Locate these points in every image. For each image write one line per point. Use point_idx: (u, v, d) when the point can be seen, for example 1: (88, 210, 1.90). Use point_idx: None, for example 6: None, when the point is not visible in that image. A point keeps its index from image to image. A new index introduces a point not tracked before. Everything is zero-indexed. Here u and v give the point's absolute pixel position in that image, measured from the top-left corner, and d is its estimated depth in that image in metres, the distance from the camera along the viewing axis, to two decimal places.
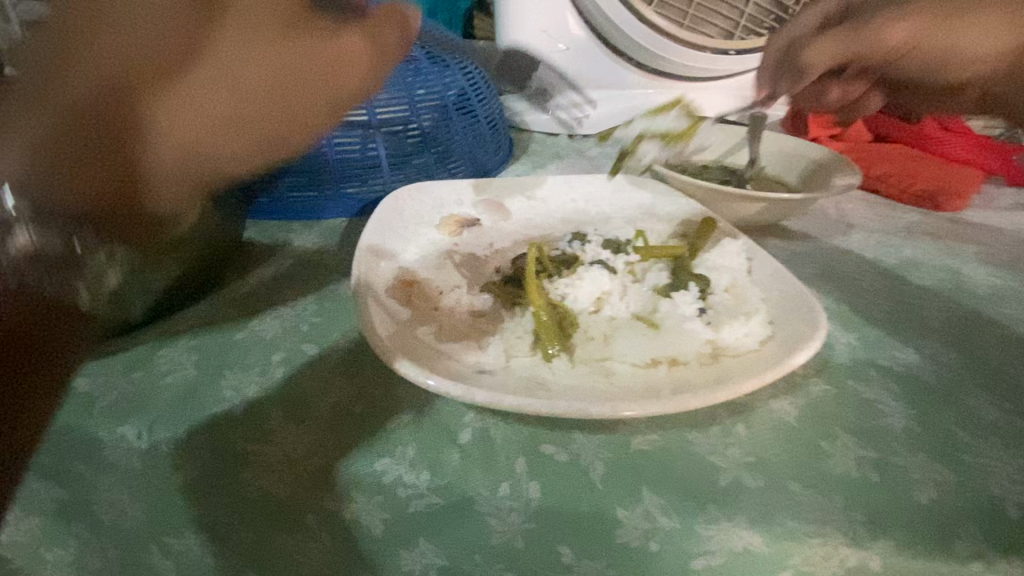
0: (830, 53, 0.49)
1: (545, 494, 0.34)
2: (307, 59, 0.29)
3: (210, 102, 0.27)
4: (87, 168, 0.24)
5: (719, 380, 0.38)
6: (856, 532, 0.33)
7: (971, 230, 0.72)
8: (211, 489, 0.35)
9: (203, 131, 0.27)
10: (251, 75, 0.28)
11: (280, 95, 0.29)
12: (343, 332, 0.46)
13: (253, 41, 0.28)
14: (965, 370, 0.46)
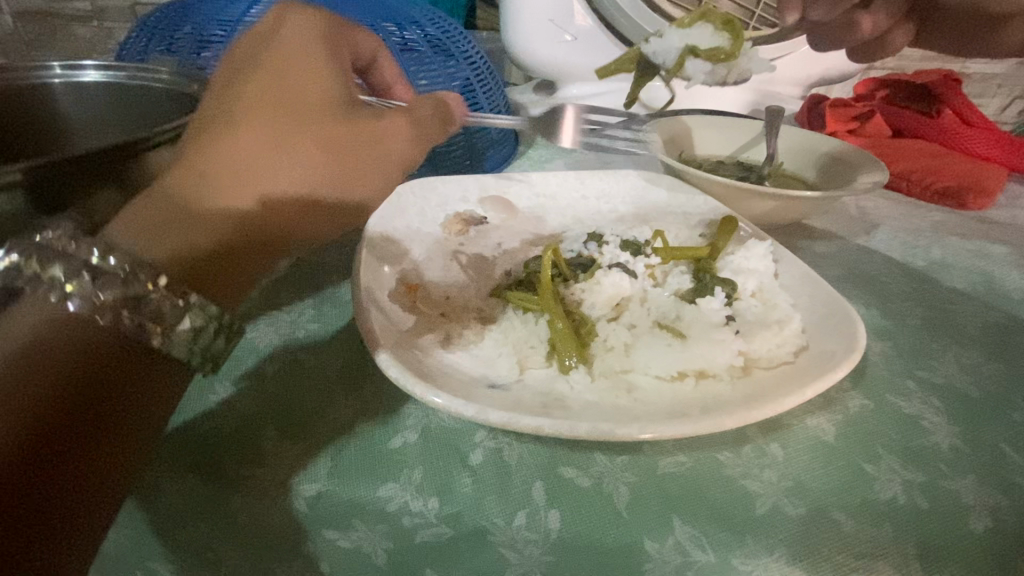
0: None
1: (566, 525, 0.31)
2: (363, 132, 0.36)
3: (273, 156, 0.34)
4: (234, 213, 0.33)
5: (752, 396, 0.35)
6: (909, 567, 0.30)
7: (999, 230, 0.69)
8: (198, 516, 0.32)
9: (292, 184, 0.35)
10: (319, 143, 0.35)
11: (336, 163, 0.36)
12: (343, 339, 0.42)
13: (313, 120, 0.35)
14: (1007, 382, 0.43)
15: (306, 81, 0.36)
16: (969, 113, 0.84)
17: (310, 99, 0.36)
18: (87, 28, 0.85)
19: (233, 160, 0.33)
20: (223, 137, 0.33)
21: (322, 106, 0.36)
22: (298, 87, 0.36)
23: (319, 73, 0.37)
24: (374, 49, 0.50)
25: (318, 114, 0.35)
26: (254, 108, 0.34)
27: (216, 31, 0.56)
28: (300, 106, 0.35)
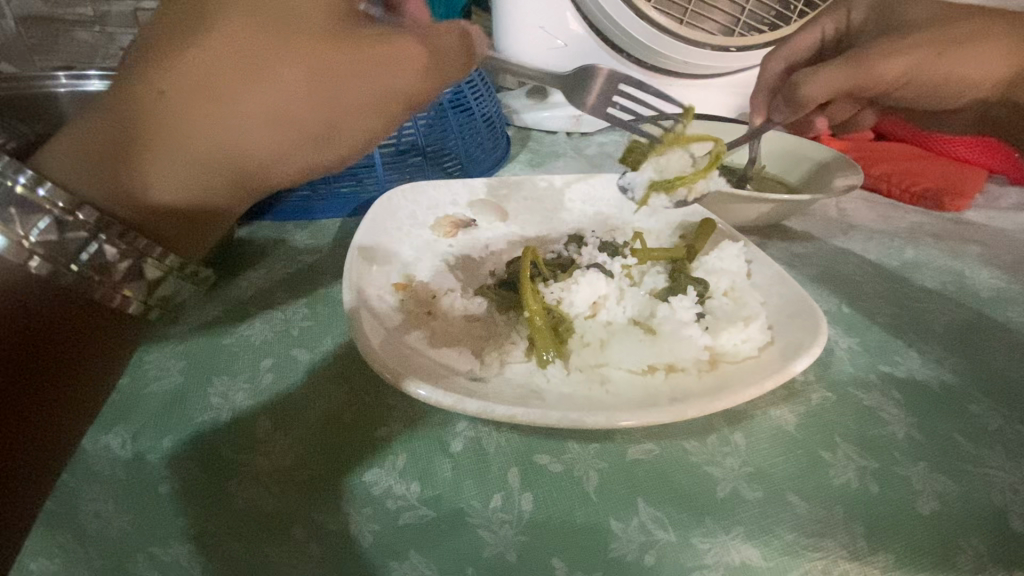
0: (833, 85, 0.51)
1: (537, 506, 0.33)
2: (345, 70, 0.32)
3: (241, 97, 0.31)
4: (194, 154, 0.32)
5: (716, 389, 0.37)
6: (857, 545, 0.32)
7: (974, 231, 0.71)
8: (196, 498, 0.34)
9: (263, 127, 0.32)
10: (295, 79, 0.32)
11: (314, 106, 0.33)
12: (334, 336, 0.45)
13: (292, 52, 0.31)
14: (968, 376, 0.46)
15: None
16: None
17: (289, 22, 0.31)
18: (90, 33, 0.87)
19: (190, 96, 0.31)
20: (174, 66, 0.31)
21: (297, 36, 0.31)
22: (277, 7, 0.31)
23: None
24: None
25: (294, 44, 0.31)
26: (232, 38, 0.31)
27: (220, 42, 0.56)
28: (271, 36, 0.31)
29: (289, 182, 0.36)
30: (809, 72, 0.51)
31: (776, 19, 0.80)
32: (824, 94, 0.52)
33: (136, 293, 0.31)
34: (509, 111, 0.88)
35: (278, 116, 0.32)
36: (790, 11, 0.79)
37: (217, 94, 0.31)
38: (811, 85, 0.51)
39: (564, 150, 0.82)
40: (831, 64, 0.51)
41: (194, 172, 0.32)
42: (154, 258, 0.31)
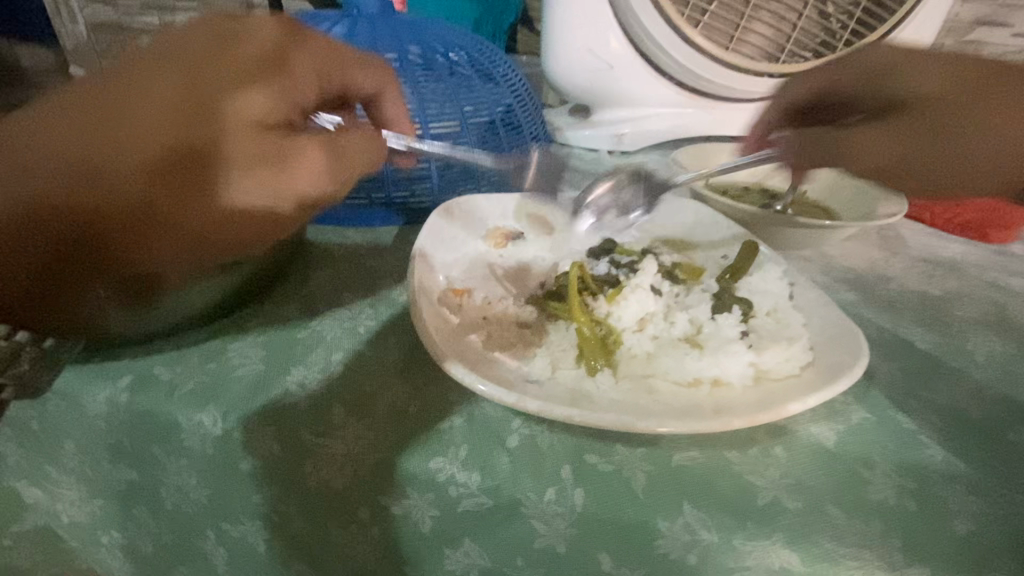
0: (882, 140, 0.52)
1: (589, 501, 0.36)
2: (273, 144, 0.37)
3: (124, 117, 0.35)
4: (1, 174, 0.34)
5: (762, 403, 0.39)
6: (893, 557, 0.34)
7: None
8: (288, 488, 0.40)
9: (62, 155, 0.34)
10: (200, 138, 0.35)
11: (159, 174, 0.34)
12: (397, 334, 0.48)
13: (178, 104, 0.36)
14: (1007, 406, 0.46)
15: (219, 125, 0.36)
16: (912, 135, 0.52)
17: (250, 157, 0.36)
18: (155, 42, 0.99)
19: (67, 129, 0.34)
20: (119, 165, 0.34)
21: (182, 93, 0.36)
22: (117, 100, 0.35)
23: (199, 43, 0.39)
24: (378, 88, 0.52)
25: (156, 93, 0.36)
26: (126, 136, 0.34)
27: None
28: (150, 92, 0.36)
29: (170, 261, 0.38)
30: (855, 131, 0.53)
31: (821, 47, 0.82)
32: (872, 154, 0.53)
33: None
34: (554, 129, 0.92)
35: (91, 144, 0.34)
36: (836, 39, 0.82)
37: (123, 120, 0.35)
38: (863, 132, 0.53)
39: (606, 169, 0.85)
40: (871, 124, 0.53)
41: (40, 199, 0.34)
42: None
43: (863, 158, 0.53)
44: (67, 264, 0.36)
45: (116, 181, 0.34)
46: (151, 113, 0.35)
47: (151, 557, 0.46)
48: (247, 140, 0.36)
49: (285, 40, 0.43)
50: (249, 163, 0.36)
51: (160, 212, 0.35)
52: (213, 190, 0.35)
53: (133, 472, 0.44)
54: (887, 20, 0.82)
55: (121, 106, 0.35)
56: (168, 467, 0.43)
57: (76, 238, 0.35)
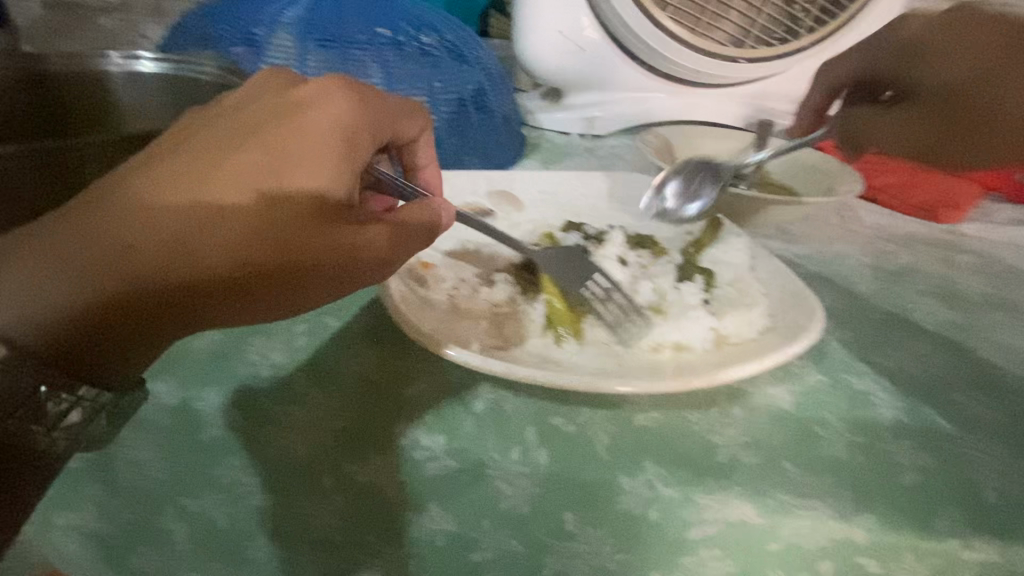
0: (898, 135, 0.62)
1: (552, 461, 0.37)
2: (330, 230, 0.37)
3: (210, 211, 0.35)
4: (65, 233, 0.33)
5: (720, 364, 0.41)
6: (842, 506, 0.36)
7: (980, 238, 0.71)
8: (244, 461, 0.39)
9: (131, 246, 0.33)
10: (260, 229, 0.35)
11: (243, 272, 0.35)
12: (363, 308, 0.48)
13: (242, 188, 0.36)
14: (953, 369, 0.48)
15: (287, 202, 0.36)
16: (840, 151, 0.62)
17: (332, 243, 0.37)
18: (112, 20, 0.98)
19: (131, 220, 0.33)
20: (199, 258, 0.34)
21: (263, 185, 0.36)
22: (201, 188, 0.35)
23: (265, 114, 0.39)
24: (419, 130, 0.48)
25: (226, 176, 0.36)
26: (208, 226, 0.34)
27: (287, 38, 0.68)
28: (231, 184, 0.36)
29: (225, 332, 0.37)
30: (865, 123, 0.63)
31: (785, 34, 0.86)
32: (885, 145, 0.63)
33: (36, 423, 0.32)
34: (525, 112, 0.91)
35: (166, 238, 0.33)
36: (799, 27, 0.86)
37: (207, 213, 0.35)
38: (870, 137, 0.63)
39: (577, 150, 0.86)
40: (898, 113, 0.61)
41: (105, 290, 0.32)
42: (50, 389, 0.32)
43: (885, 145, 0.63)
44: (108, 347, 0.34)
45: (196, 277, 0.34)
46: (241, 199, 0.35)
47: None
48: (325, 230, 0.37)
49: (345, 102, 0.41)
50: (324, 251, 0.37)
51: (206, 296, 0.35)
52: (263, 283, 0.36)
53: None
54: (846, 9, 0.86)
55: (199, 194, 0.35)
56: None
57: (151, 325, 0.34)
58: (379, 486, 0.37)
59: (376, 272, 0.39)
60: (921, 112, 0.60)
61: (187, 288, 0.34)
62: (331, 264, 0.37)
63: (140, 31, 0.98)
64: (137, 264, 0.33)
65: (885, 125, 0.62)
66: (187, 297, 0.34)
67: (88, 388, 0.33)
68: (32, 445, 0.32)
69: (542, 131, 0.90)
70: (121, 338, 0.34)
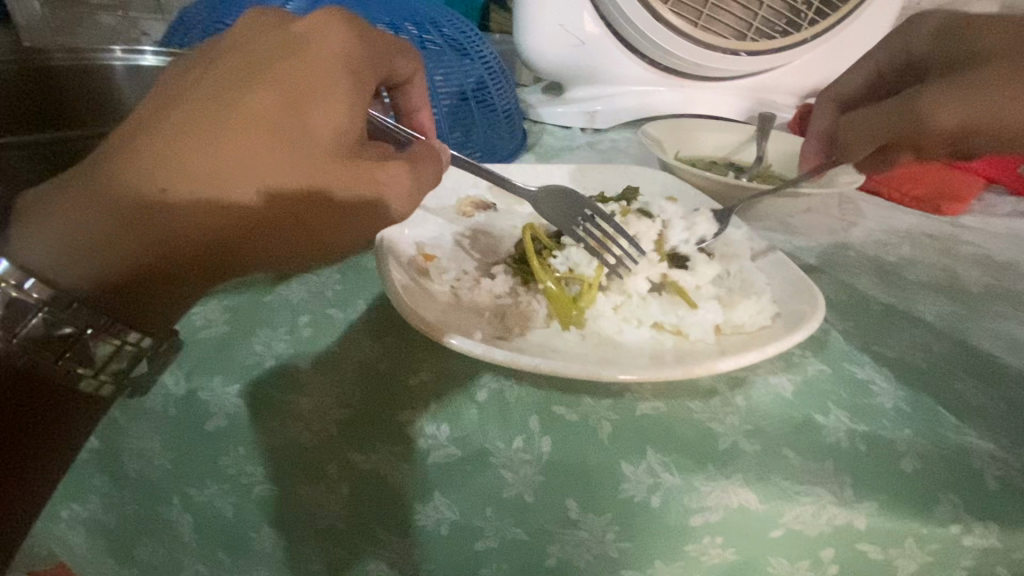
0: (866, 126, 0.53)
1: (556, 449, 0.37)
2: (354, 166, 0.36)
3: (235, 138, 0.33)
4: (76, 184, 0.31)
5: (724, 353, 0.42)
6: (844, 492, 0.36)
7: (982, 230, 0.71)
8: (256, 449, 0.40)
9: (152, 180, 0.31)
10: (286, 157, 0.34)
11: (276, 205, 0.34)
12: (367, 299, 0.48)
13: (269, 130, 0.33)
14: (954, 359, 0.48)
15: (314, 126, 0.35)
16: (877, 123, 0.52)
17: (348, 174, 0.36)
18: (113, 17, 0.98)
19: (143, 151, 0.32)
20: (230, 192, 0.32)
21: (280, 104, 0.34)
22: (217, 116, 0.33)
23: (269, 50, 0.36)
24: (413, 71, 0.46)
25: (245, 114, 0.33)
26: (235, 156, 0.32)
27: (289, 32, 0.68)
28: (251, 109, 0.33)
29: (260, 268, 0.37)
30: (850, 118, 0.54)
31: (787, 27, 0.85)
32: (863, 134, 0.53)
33: (84, 367, 0.31)
34: (526, 105, 0.91)
35: (190, 172, 0.32)
36: (801, 19, 0.85)
37: (230, 140, 0.32)
38: (850, 127, 0.54)
39: (578, 144, 0.86)
40: (870, 109, 0.52)
41: (134, 232, 0.31)
42: (97, 332, 0.31)
43: (922, 124, 0.49)
44: (134, 289, 0.33)
45: (229, 209, 0.33)
46: (265, 122, 0.33)
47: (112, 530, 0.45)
48: (346, 160, 0.36)
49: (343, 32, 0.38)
50: (345, 182, 0.35)
51: (248, 239, 0.34)
52: (293, 217, 0.35)
53: (93, 438, 0.43)
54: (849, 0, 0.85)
55: (220, 123, 0.32)
56: (131, 431, 0.42)
57: (183, 264, 0.33)
58: (387, 476, 0.38)
59: (392, 212, 0.38)
60: (995, 74, 0.46)
61: (219, 222, 0.33)
62: (351, 191, 0.36)
63: (143, 28, 0.99)
64: (168, 201, 0.31)
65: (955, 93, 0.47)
66: (221, 238, 0.33)
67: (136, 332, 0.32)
68: (74, 384, 0.32)
69: (543, 125, 0.90)
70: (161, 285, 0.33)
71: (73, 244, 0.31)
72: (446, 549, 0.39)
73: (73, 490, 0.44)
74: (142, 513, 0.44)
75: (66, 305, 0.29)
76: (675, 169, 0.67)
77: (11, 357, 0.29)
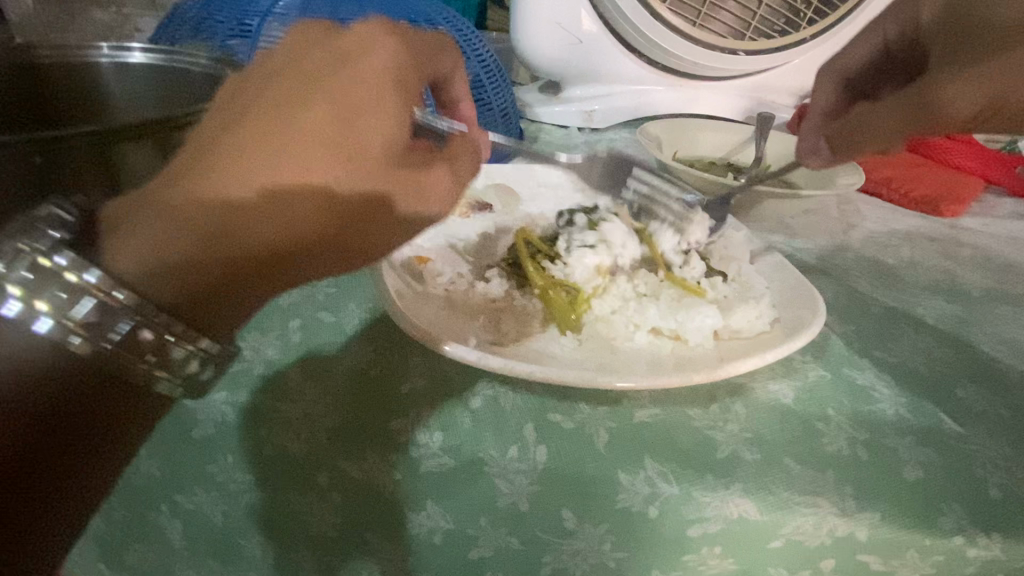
0: (886, 119, 0.47)
1: (551, 457, 0.36)
2: (402, 174, 0.33)
3: (294, 147, 0.30)
4: (182, 192, 0.28)
5: (723, 361, 0.41)
6: (846, 503, 0.35)
7: (982, 232, 0.70)
8: (243, 456, 0.39)
9: (243, 194, 0.29)
10: (334, 168, 0.31)
11: (326, 218, 0.31)
12: (359, 302, 0.47)
13: (334, 143, 0.31)
14: (955, 364, 0.47)
15: (362, 133, 0.32)
16: (891, 109, 0.47)
17: (388, 179, 0.33)
18: (105, 12, 0.96)
19: (250, 168, 0.29)
20: (307, 205, 0.30)
21: (333, 109, 0.31)
22: (264, 124, 0.30)
23: (318, 60, 0.34)
24: (453, 64, 0.46)
25: (296, 125, 0.31)
26: (284, 167, 0.30)
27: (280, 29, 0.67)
28: (317, 119, 0.31)
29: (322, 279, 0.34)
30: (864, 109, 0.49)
31: (786, 26, 0.84)
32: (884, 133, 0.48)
33: (160, 369, 0.30)
34: (523, 104, 0.90)
35: (275, 185, 0.29)
36: (800, 18, 0.84)
37: (287, 151, 0.30)
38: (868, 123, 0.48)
39: (575, 144, 0.85)
40: (889, 97, 0.47)
41: (222, 244, 0.29)
42: (177, 337, 0.29)
43: (950, 109, 0.45)
44: (189, 318, 0.30)
45: (292, 225, 0.30)
46: (330, 129, 0.31)
47: (98, 539, 0.44)
48: (387, 164, 0.33)
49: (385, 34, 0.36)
50: (388, 187, 0.33)
51: (294, 254, 0.31)
52: (367, 235, 0.33)
53: None
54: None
55: (331, 131, 0.31)
56: None
57: (244, 285, 0.31)
58: (378, 485, 0.37)
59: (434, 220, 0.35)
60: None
61: (274, 238, 0.30)
62: (400, 199, 0.33)
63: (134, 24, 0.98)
64: (268, 218, 0.29)
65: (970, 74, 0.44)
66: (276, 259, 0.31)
67: (206, 338, 0.31)
68: (149, 386, 0.30)
69: (539, 124, 0.89)
70: (221, 294, 0.30)
71: (144, 251, 0.28)
72: (439, 560, 0.38)
73: None
74: (129, 522, 0.42)
75: (151, 309, 0.28)
76: (672, 170, 0.66)
77: (101, 360, 0.28)
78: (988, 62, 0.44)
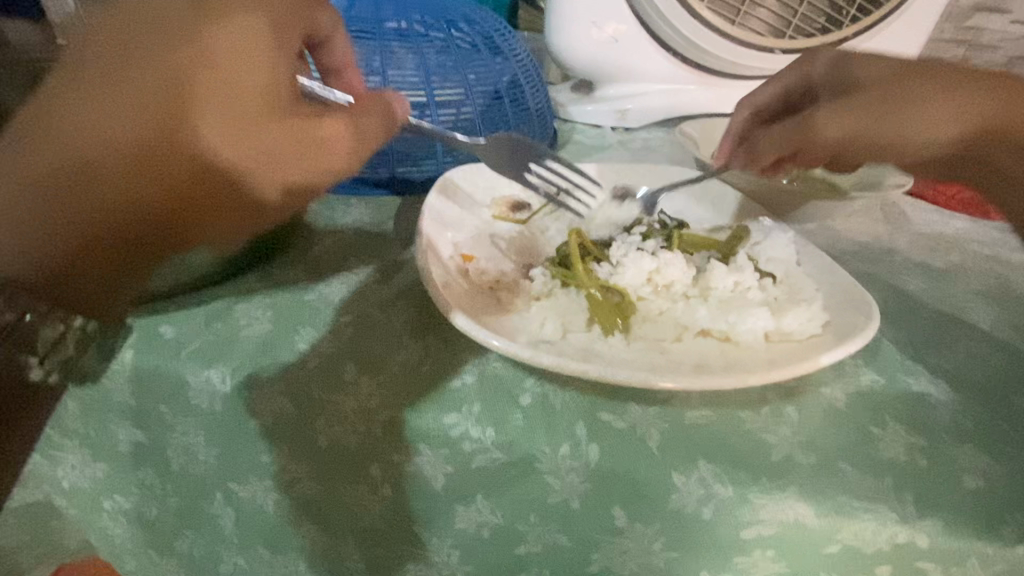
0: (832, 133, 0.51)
1: (603, 457, 0.36)
2: (287, 129, 0.35)
3: (147, 104, 0.32)
4: (36, 154, 0.32)
5: (776, 363, 0.40)
6: (905, 510, 0.35)
7: None
8: (301, 447, 0.40)
9: (101, 153, 0.32)
10: (194, 123, 0.33)
11: (200, 172, 0.33)
12: (406, 299, 0.48)
13: (194, 100, 0.33)
14: (1013, 371, 0.46)
15: (232, 82, 0.34)
16: (972, 101, 0.46)
17: (262, 129, 0.34)
18: None
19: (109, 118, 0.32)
20: (176, 156, 0.32)
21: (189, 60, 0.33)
22: (124, 84, 0.32)
23: (177, 16, 0.34)
24: (334, 28, 0.48)
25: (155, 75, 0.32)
26: (148, 121, 0.32)
27: None
28: (167, 75, 0.33)
29: (227, 233, 0.37)
30: (823, 115, 0.51)
31: (830, 25, 0.82)
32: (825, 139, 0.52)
33: (32, 352, 0.38)
34: (555, 104, 0.90)
35: (127, 143, 0.32)
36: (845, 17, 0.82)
37: (145, 104, 0.32)
38: (816, 125, 0.51)
39: (610, 144, 0.84)
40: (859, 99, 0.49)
41: (86, 211, 0.33)
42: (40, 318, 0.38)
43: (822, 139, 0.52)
44: (109, 272, 0.35)
45: (163, 181, 0.33)
46: (190, 83, 0.33)
47: (156, 523, 0.45)
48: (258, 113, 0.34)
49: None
50: (263, 141, 0.34)
51: (173, 216, 0.34)
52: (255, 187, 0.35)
53: (140, 432, 0.43)
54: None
55: (204, 99, 0.33)
56: (177, 426, 0.42)
57: (137, 241, 0.35)
58: (430, 478, 0.38)
59: (321, 172, 0.37)
60: (923, 91, 0.47)
61: (143, 191, 0.33)
62: (277, 152, 0.35)
63: None
64: (115, 177, 0.32)
65: (924, 92, 0.47)
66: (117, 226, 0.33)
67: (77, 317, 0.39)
68: (24, 375, 0.38)
69: (573, 123, 0.89)
70: (124, 250, 0.35)
71: None
72: (488, 553, 0.39)
73: (118, 484, 0.45)
74: (186, 507, 0.44)
75: (3, 295, 0.35)
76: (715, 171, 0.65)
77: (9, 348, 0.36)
78: (889, 95, 0.48)
